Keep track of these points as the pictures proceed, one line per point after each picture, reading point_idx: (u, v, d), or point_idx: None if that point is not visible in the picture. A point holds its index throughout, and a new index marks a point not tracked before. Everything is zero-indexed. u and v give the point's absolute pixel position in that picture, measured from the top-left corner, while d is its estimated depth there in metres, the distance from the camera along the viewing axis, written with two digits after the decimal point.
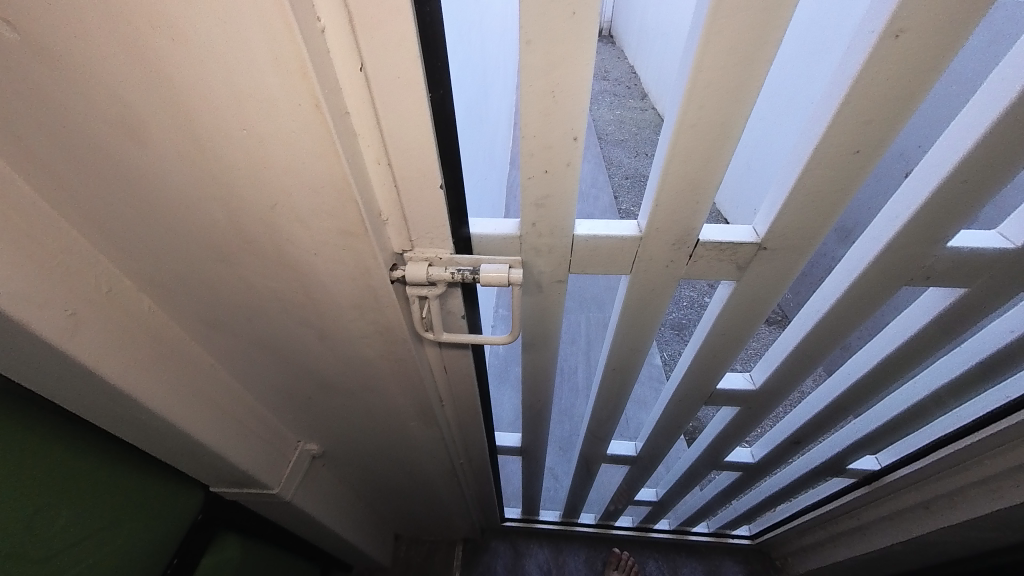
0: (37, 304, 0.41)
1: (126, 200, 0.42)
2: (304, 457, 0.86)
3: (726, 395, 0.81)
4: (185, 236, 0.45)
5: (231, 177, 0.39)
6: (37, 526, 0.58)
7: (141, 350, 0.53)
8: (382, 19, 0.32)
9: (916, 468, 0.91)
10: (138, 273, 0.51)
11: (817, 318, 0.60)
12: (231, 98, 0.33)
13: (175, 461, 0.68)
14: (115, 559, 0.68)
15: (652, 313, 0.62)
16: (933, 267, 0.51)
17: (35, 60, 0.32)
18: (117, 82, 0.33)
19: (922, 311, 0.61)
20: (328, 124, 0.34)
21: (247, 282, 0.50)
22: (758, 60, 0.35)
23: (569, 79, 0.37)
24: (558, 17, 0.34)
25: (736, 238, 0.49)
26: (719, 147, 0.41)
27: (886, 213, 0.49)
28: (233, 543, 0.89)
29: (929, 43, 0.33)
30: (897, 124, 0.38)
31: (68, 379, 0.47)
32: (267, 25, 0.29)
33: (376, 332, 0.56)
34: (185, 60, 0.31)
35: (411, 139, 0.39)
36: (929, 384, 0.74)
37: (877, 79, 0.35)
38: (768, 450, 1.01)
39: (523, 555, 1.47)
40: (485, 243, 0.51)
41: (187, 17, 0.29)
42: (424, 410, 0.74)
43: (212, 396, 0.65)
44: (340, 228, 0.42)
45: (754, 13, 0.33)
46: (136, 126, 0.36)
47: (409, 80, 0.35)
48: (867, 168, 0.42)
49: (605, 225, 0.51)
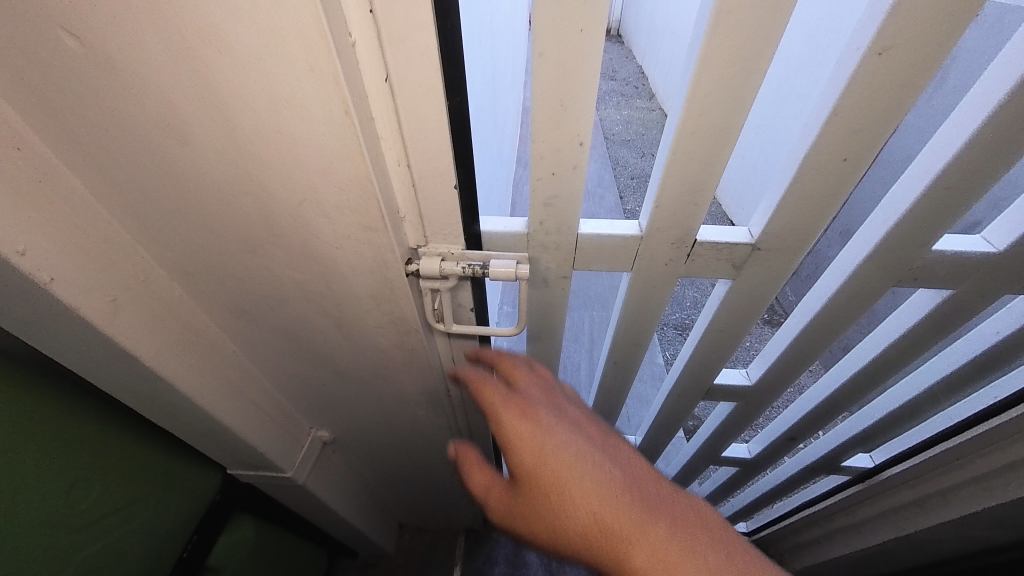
0: (84, 289, 0.46)
1: (167, 196, 0.46)
2: (316, 443, 0.90)
3: (723, 391, 0.84)
4: (218, 230, 0.49)
5: (264, 176, 0.42)
6: (74, 497, 0.62)
7: (172, 336, 0.57)
8: (408, 34, 0.35)
9: (908, 467, 0.94)
10: (171, 264, 0.55)
11: (811, 315, 0.63)
12: (269, 103, 0.36)
13: (198, 442, 0.72)
14: (140, 533, 0.72)
15: (652, 310, 0.65)
16: (920, 268, 0.54)
17: (95, 68, 0.36)
18: (167, 87, 0.36)
19: (912, 309, 0.63)
20: (356, 129, 0.37)
21: (272, 273, 0.54)
22: (752, 73, 0.38)
23: (577, 90, 0.40)
24: (568, 32, 0.37)
25: (733, 239, 0.52)
26: (716, 151, 0.43)
27: (875, 217, 0.51)
28: (248, 524, 0.93)
29: (910, 61, 0.36)
30: (884, 135, 0.41)
31: (108, 360, 0.51)
32: (306, 40, 0.32)
33: (391, 322, 0.59)
34: (229, 69, 0.35)
35: (431, 142, 0.42)
36: (921, 383, 0.77)
37: (863, 93, 0.38)
38: (764, 446, 1.03)
39: (523, 546, 1.50)
40: (495, 240, 0.54)
41: (233, 32, 0.32)
42: (433, 398, 0.77)
43: (234, 381, 0.69)
44: (362, 224, 0.46)
45: (749, 29, 0.35)
46: (182, 128, 0.39)
47: (432, 88, 0.38)
48: (856, 174, 0.44)
49: (608, 225, 0.54)
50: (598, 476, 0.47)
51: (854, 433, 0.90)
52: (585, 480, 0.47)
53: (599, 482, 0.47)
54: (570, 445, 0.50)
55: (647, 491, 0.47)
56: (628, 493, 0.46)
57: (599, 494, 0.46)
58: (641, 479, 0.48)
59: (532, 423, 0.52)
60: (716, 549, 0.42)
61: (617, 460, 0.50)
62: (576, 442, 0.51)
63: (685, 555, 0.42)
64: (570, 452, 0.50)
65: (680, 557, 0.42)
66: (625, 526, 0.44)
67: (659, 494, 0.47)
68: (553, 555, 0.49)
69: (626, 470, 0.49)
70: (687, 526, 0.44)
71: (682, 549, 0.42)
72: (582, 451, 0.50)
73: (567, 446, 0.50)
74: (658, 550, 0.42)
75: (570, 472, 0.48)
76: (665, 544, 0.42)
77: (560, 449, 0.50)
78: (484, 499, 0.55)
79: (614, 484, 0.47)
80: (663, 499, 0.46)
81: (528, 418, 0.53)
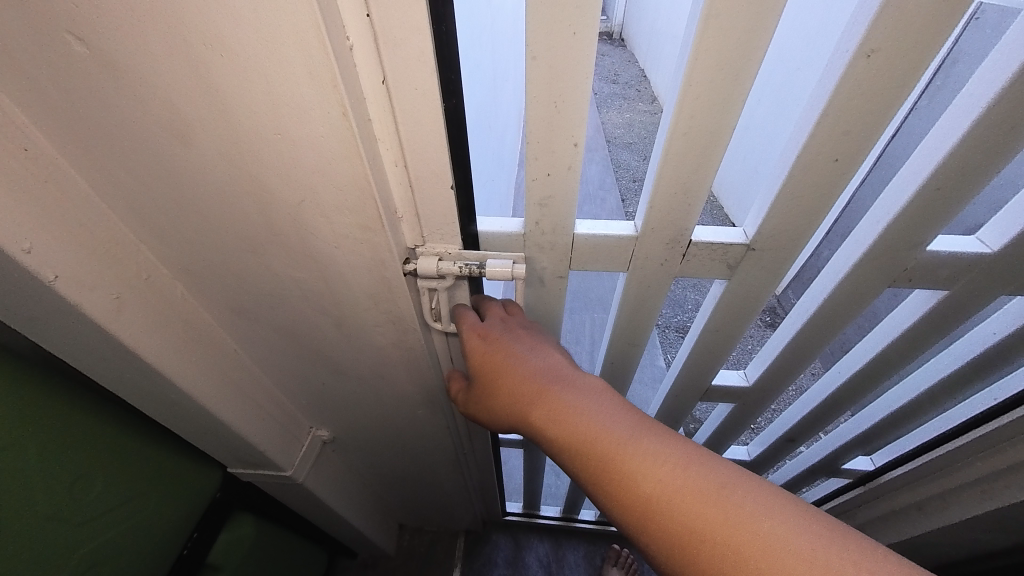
0: (88, 287, 0.47)
1: (169, 196, 0.47)
2: (316, 442, 0.91)
3: (720, 391, 0.84)
4: (220, 229, 0.50)
5: (264, 176, 0.43)
6: (77, 492, 0.63)
7: (174, 333, 0.58)
8: (403, 38, 0.36)
9: (907, 470, 0.94)
10: (173, 263, 0.56)
11: (807, 315, 0.63)
12: (268, 104, 0.37)
13: (198, 439, 0.73)
14: (142, 529, 0.73)
15: (648, 310, 0.65)
16: (915, 269, 0.54)
17: (100, 71, 0.37)
18: (169, 89, 0.37)
19: (909, 310, 0.63)
20: (353, 130, 0.38)
21: (272, 272, 0.55)
22: (743, 75, 0.38)
23: (570, 92, 0.41)
24: (561, 35, 0.37)
25: (727, 239, 0.53)
26: (708, 152, 0.44)
27: (869, 217, 0.52)
28: (248, 522, 0.93)
29: (897, 63, 0.37)
30: (874, 136, 0.41)
31: (111, 357, 0.52)
32: (304, 45, 0.33)
33: (389, 321, 0.60)
34: (229, 72, 0.35)
35: (427, 143, 0.43)
36: (919, 384, 0.77)
37: (852, 95, 0.38)
38: (764, 447, 1.03)
39: (523, 547, 1.50)
40: (492, 240, 0.55)
41: (233, 36, 0.33)
42: (431, 397, 0.77)
43: (234, 380, 0.69)
44: (359, 223, 0.46)
45: (738, 31, 0.36)
46: (184, 129, 0.40)
47: (428, 91, 0.39)
48: (848, 175, 0.45)
49: (604, 225, 0.54)
50: (511, 361, 0.55)
51: (854, 434, 0.90)
52: (500, 364, 0.55)
53: (511, 364, 0.55)
54: (493, 339, 0.57)
55: (552, 369, 0.54)
56: (533, 370, 0.54)
57: (511, 372, 0.55)
58: (550, 360, 0.55)
59: (469, 326, 0.58)
60: (592, 404, 0.50)
61: (536, 347, 0.56)
62: (500, 336, 0.57)
63: (566, 409, 0.50)
64: (493, 345, 0.56)
65: (561, 411, 0.50)
66: (526, 393, 0.54)
67: (561, 369, 0.54)
68: (492, 422, 0.61)
69: (539, 354, 0.56)
70: (574, 390, 0.51)
71: (566, 405, 0.50)
72: (503, 343, 0.56)
73: (491, 340, 0.57)
74: (548, 408, 0.51)
75: (490, 358, 0.56)
76: (553, 403, 0.51)
77: (484, 343, 0.57)
78: (455, 394, 0.67)
79: (523, 365, 0.55)
80: (564, 373, 0.54)
81: (467, 322, 0.58)
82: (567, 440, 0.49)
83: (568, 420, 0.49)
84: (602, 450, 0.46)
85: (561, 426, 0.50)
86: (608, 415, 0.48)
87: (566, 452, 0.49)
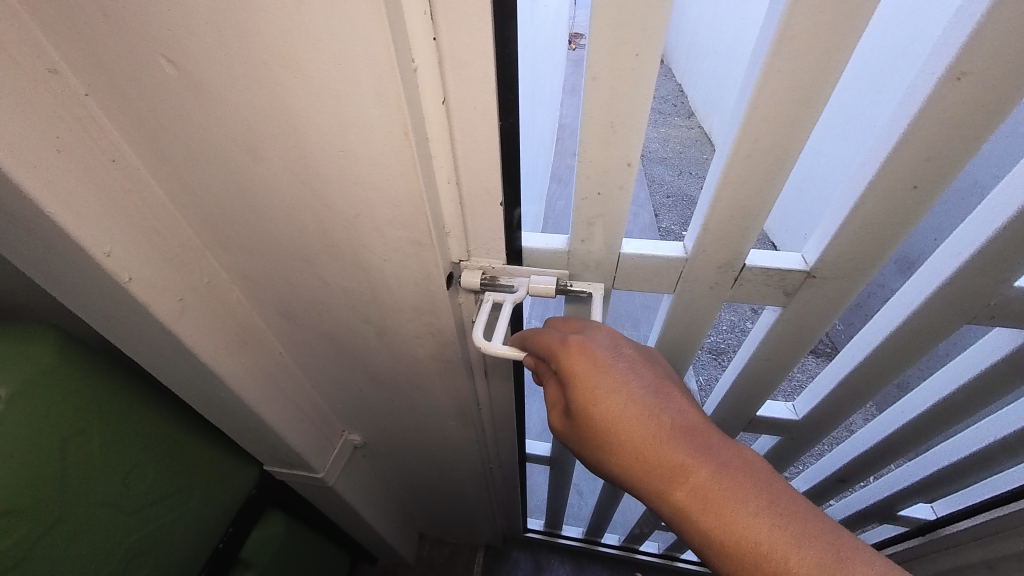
0: (157, 289, 0.50)
1: (235, 207, 0.50)
2: (347, 446, 0.93)
3: (765, 423, 0.80)
4: (278, 239, 0.52)
5: (323, 190, 0.45)
6: (132, 480, 0.66)
7: (228, 334, 0.60)
8: (469, 61, 0.37)
9: (977, 522, 0.85)
10: (232, 268, 0.59)
11: (868, 350, 0.59)
12: (335, 123, 0.39)
13: (241, 436, 0.76)
14: (187, 520, 0.76)
15: (694, 333, 0.63)
16: (998, 305, 0.50)
17: (184, 90, 0.40)
18: (244, 109, 0.40)
19: (988, 351, 0.58)
20: (412, 148, 0.39)
21: (323, 281, 0.56)
22: (813, 98, 0.37)
23: (628, 113, 0.40)
24: (624, 58, 0.37)
25: (785, 265, 0.50)
26: (770, 175, 0.42)
27: (946, 249, 0.48)
28: (278, 521, 0.96)
29: (992, 88, 0.34)
30: (961, 163, 0.38)
31: (173, 355, 0.55)
32: (376, 67, 0.34)
33: (429, 333, 0.60)
34: (301, 92, 0.37)
35: (482, 161, 0.44)
36: (996, 431, 0.70)
37: (936, 121, 0.36)
38: (809, 486, 0.98)
39: (542, 568, 1.47)
40: (536, 256, 0.54)
41: (307, 58, 0.35)
42: (464, 411, 0.77)
43: (277, 381, 0.71)
44: (411, 238, 0.47)
45: (815, 50, 0.34)
46: (255, 146, 0.43)
47: (487, 110, 0.40)
48: (926, 204, 0.42)
49: (652, 245, 0.53)
50: (641, 412, 0.45)
51: (915, 479, 0.84)
52: (630, 416, 0.45)
53: (643, 418, 0.45)
54: (613, 380, 0.46)
55: (688, 428, 0.45)
56: (672, 430, 0.45)
57: (641, 427, 0.45)
58: (683, 415, 0.46)
59: (579, 362, 0.47)
60: (752, 486, 0.42)
61: (663, 397, 0.47)
62: (621, 378, 0.47)
63: (726, 492, 0.42)
64: (619, 389, 0.46)
65: (718, 492, 0.42)
66: (665, 461, 0.44)
67: (700, 430, 0.45)
68: (599, 471, 0.50)
69: (672, 408, 0.46)
70: (727, 464, 0.43)
71: (724, 487, 0.42)
72: (626, 388, 0.46)
73: (612, 383, 0.46)
74: (699, 489, 0.42)
75: (613, 408, 0.46)
76: (705, 482, 0.42)
77: (603, 385, 0.46)
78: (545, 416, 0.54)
79: (657, 422, 0.45)
80: (704, 435, 0.45)
81: (574, 353, 0.48)
82: (724, 530, 0.41)
83: (728, 505, 0.41)
84: (783, 559, 0.39)
85: (720, 514, 0.41)
86: (777, 509, 0.41)
87: (724, 548, 0.41)
